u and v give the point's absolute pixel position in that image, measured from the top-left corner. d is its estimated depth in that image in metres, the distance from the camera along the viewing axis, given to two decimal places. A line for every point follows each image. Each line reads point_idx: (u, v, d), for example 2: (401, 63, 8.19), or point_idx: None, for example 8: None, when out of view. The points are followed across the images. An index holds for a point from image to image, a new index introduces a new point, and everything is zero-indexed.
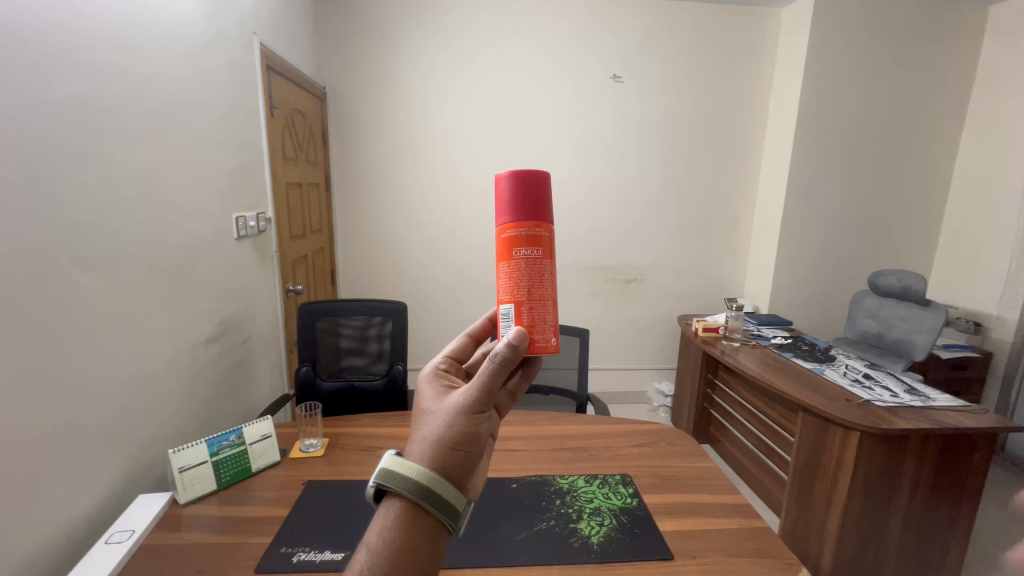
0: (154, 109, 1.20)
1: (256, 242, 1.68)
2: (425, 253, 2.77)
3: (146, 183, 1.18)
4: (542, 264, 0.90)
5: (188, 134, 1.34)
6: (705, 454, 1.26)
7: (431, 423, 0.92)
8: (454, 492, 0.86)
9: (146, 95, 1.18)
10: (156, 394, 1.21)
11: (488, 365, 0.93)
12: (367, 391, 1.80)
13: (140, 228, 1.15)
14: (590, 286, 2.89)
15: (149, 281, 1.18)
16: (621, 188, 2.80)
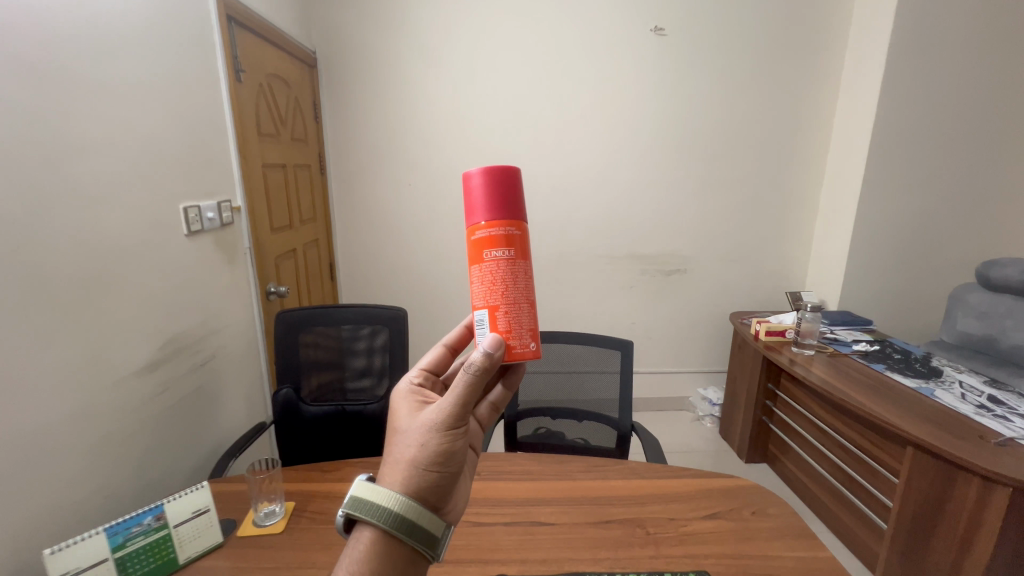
0: (49, 62, 0.87)
1: (219, 238, 1.36)
2: (436, 244, 2.44)
3: (44, 164, 0.86)
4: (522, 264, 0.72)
5: (107, 98, 1.00)
6: (813, 536, 0.89)
7: (401, 443, 0.70)
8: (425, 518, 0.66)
9: (37, 43, 0.85)
10: (67, 449, 0.90)
11: (461, 381, 0.68)
12: (360, 416, 1.49)
13: (24, 228, 0.82)
14: (626, 280, 2.51)
15: (49, 299, 0.86)
16: (662, 164, 2.38)
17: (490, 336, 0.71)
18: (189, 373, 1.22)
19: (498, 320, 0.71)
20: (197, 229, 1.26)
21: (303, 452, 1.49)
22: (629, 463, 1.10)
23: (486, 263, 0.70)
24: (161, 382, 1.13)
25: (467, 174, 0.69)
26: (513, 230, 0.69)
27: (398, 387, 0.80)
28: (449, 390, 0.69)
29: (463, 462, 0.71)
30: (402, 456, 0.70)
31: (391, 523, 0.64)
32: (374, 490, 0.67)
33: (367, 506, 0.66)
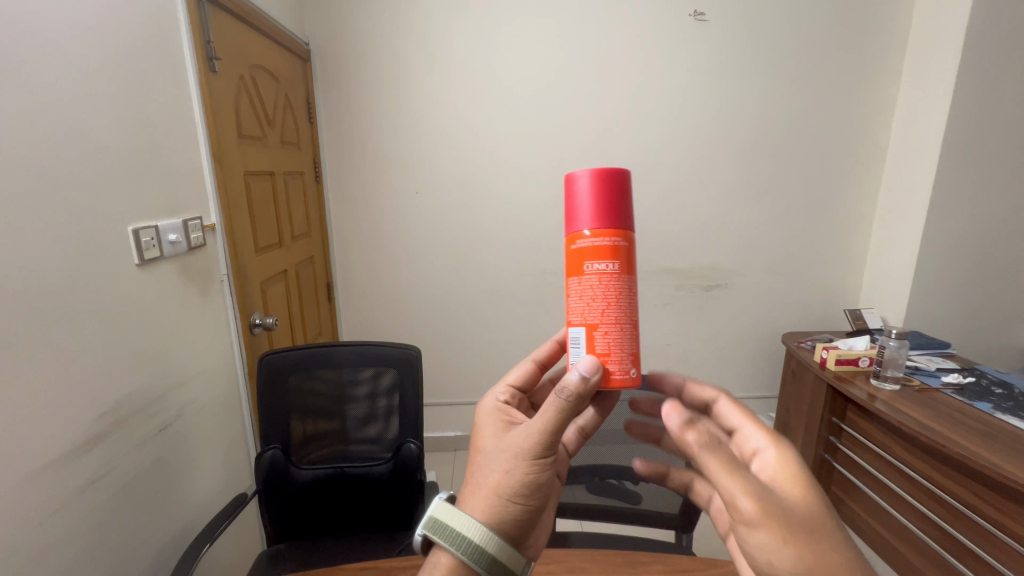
0: None
1: (185, 265, 1.09)
2: (447, 259, 2.16)
3: None
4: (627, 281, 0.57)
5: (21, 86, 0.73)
6: None
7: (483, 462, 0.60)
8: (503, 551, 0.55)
9: None
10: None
11: (557, 398, 0.56)
12: (365, 479, 1.22)
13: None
14: (660, 297, 2.24)
15: None
16: (702, 166, 2.11)
17: (586, 357, 0.56)
18: (142, 443, 0.96)
19: (596, 342, 0.56)
20: (156, 256, 0.99)
21: (297, 524, 1.22)
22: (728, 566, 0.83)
23: (584, 276, 0.54)
24: (102, 463, 0.87)
25: (568, 171, 0.55)
26: (624, 237, 0.54)
27: (484, 398, 0.70)
28: (545, 408, 0.58)
29: (548, 495, 0.58)
30: (485, 482, 0.59)
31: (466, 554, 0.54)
32: (450, 512, 0.58)
33: (446, 531, 0.56)
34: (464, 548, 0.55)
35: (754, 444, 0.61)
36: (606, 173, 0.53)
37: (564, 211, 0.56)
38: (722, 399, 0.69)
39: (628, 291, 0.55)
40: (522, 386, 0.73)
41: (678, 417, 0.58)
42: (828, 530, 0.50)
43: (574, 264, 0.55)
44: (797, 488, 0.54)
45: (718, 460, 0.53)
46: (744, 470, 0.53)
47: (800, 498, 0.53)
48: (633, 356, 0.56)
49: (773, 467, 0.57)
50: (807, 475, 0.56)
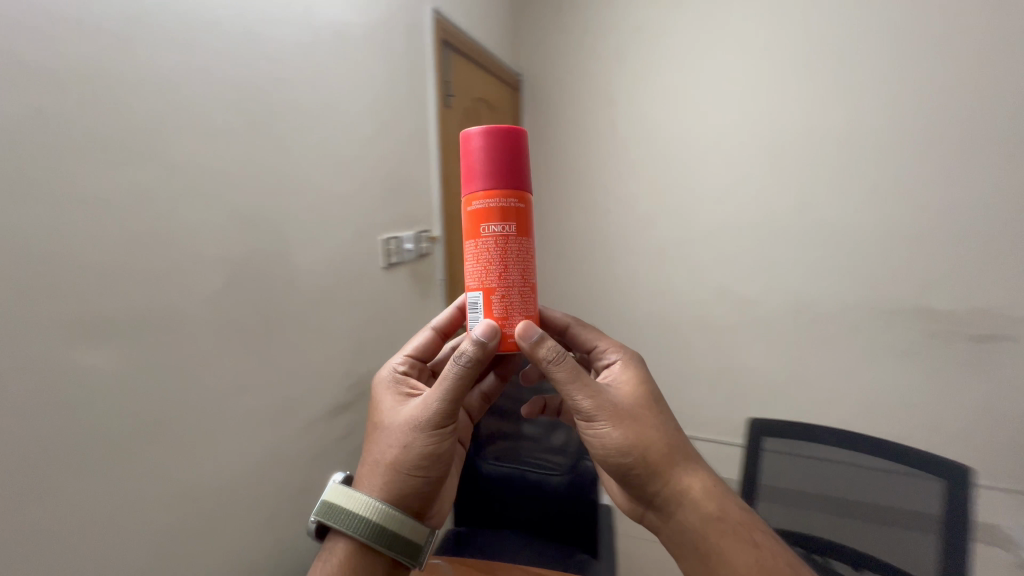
0: (294, 108, 0.93)
1: (416, 269, 1.32)
2: (634, 279, 2.14)
3: (271, 201, 0.89)
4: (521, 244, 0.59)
5: (311, 141, 0.98)
6: None
7: (386, 443, 0.64)
8: (408, 529, 0.62)
9: (284, 91, 0.91)
10: (244, 494, 0.88)
11: (454, 366, 0.59)
12: (542, 487, 1.25)
13: (221, 277, 0.81)
14: (905, 342, 1.72)
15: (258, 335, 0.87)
16: (995, 177, 1.53)
17: (483, 321, 0.59)
18: None
19: (494, 305, 0.59)
20: (397, 262, 1.23)
21: (478, 514, 1.32)
22: None
23: (481, 238, 0.58)
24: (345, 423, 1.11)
25: (465, 131, 0.59)
26: (516, 199, 0.58)
27: (381, 370, 0.74)
28: (438, 381, 0.62)
29: (448, 465, 0.64)
30: (381, 459, 0.64)
31: (366, 536, 0.60)
32: (350, 496, 0.63)
33: (340, 514, 0.62)
34: (362, 528, 0.61)
35: (608, 358, 0.71)
36: (495, 131, 0.56)
37: (464, 171, 0.59)
38: (573, 323, 0.76)
39: (525, 252, 0.59)
40: (421, 355, 0.78)
41: (525, 333, 0.59)
42: (653, 413, 0.63)
43: (474, 227, 0.59)
44: (630, 387, 0.65)
45: (569, 373, 0.60)
46: (589, 379, 0.62)
47: (632, 393, 0.64)
48: (528, 317, 0.60)
49: (618, 371, 0.67)
50: (645, 378, 0.66)
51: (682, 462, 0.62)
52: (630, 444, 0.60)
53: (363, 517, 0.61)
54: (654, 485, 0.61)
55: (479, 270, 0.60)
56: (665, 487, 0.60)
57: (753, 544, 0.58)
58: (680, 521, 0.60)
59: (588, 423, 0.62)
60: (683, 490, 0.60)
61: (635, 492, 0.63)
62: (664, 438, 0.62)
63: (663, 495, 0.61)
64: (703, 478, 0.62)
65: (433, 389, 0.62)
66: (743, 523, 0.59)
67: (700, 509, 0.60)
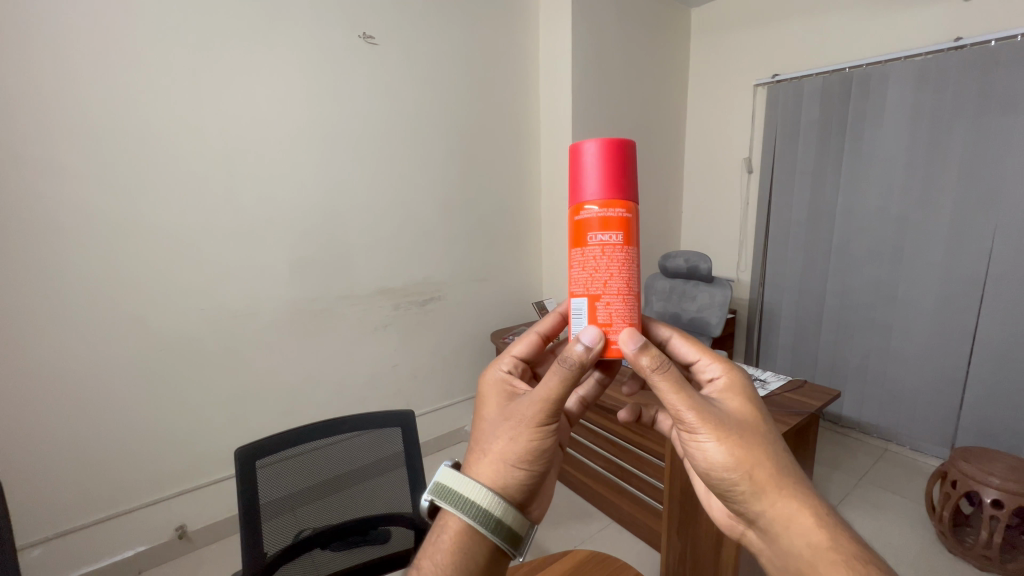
0: None
1: None
2: (62, 324, 1.47)
3: None
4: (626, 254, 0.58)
5: None
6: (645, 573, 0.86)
7: (497, 432, 0.63)
8: (508, 522, 0.58)
9: None
10: None
11: (563, 366, 0.58)
12: None
13: None
14: (379, 318, 2.15)
15: None
16: (402, 188, 2.12)
17: (589, 328, 0.59)
18: None
19: (598, 312, 0.59)
20: None
21: None
22: None
23: (588, 247, 0.57)
24: None
25: (577, 140, 0.57)
26: (627, 209, 0.57)
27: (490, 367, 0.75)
28: (547, 376, 0.61)
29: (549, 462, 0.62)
30: (489, 449, 0.62)
31: (476, 523, 0.57)
32: (459, 481, 0.60)
33: (451, 495, 0.59)
34: (475, 512, 0.58)
35: (710, 374, 0.68)
36: (612, 142, 0.55)
37: (571, 181, 0.58)
38: (678, 333, 0.73)
39: (630, 262, 0.58)
40: (523, 355, 0.79)
41: (631, 340, 0.58)
42: (761, 436, 0.59)
43: (579, 236, 0.58)
44: (741, 403, 0.63)
45: (671, 381, 0.59)
46: (694, 390, 0.60)
47: (741, 409, 0.62)
48: (632, 326, 0.59)
49: (725, 387, 0.65)
50: (751, 394, 0.64)
51: (792, 483, 0.56)
52: (735, 460, 0.57)
53: (475, 505, 0.58)
54: (759, 502, 0.57)
55: (585, 277, 0.59)
56: (770, 509, 0.56)
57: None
58: (787, 548, 0.55)
59: (691, 432, 0.60)
60: (788, 516, 0.55)
61: (737, 508, 0.59)
62: (769, 460, 0.57)
63: (768, 518, 0.56)
64: (806, 501, 0.55)
65: (543, 384, 0.61)
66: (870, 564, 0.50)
67: (806, 538, 0.53)
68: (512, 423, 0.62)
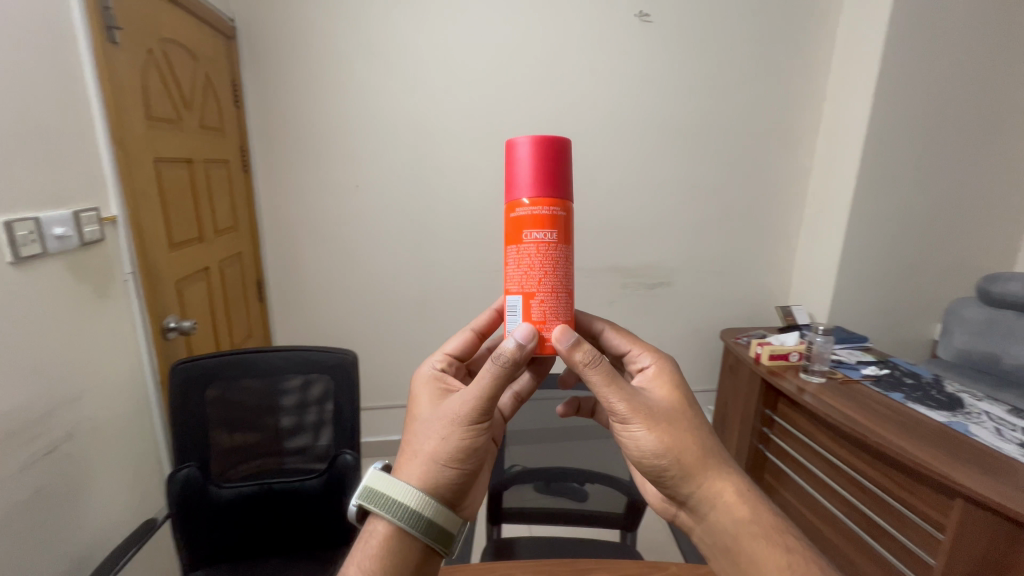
0: None
1: (72, 262, 0.96)
2: (387, 259, 2.01)
3: None
4: (558, 252, 0.59)
5: None
6: None
7: (426, 434, 0.63)
8: (438, 522, 0.60)
9: None
10: None
11: (493, 366, 0.59)
12: (298, 493, 1.15)
13: None
14: (609, 293, 2.23)
15: None
16: (652, 169, 2.11)
17: (521, 326, 0.61)
18: (17, 474, 0.82)
19: (532, 310, 0.60)
20: (36, 253, 0.86)
21: (217, 549, 1.12)
22: (669, 567, 0.84)
23: (523, 244, 0.59)
24: None
25: (510, 138, 0.58)
26: (559, 208, 0.58)
27: (421, 367, 0.74)
28: (475, 378, 0.62)
29: (483, 458, 0.63)
30: (421, 449, 0.63)
31: (406, 523, 0.59)
32: (389, 483, 0.61)
33: (381, 499, 0.61)
34: (405, 512, 0.60)
35: (640, 362, 0.73)
36: (542, 142, 0.57)
37: (505, 180, 0.59)
38: (608, 326, 0.77)
39: (562, 260, 0.60)
40: (460, 354, 0.80)
41: (563, 337, 0.61)
42: (685, 422, 0.64)
43: (514, 234, 0.59)
44: (669, 391, 0.67)
45: (603, 376, 0.62)
46: (622, 383, 0.63)
47: (668, 397, 0.66)
48: (567, 322, 0.61)
49: (658, 376, 0.69)
50: (677, 380, 0.69)
51: (714, 467, 0.62)
52: (664, 450, 0.62)
53: (407, 506, 0.60)
54: (686, 485, 0.62)
55: (520, 275, 0.60)
56: (696, 489, 0.62)
57: (783, 550, 0.58)
58: (714, 524, 0.61)
59: (623, 425, 0.64)
60: (714, 495, 0.61)
61: (667, 491, 0.65)
62: (691, 447, 0.63)
63: (695, 497, 0.62)
64: (733, 482, 0.62)
65: (472, 385, 0.62)
66: (769, 528, 0.60)
67: (730, 514, 0.60)
68: (444, 425, 0.62)
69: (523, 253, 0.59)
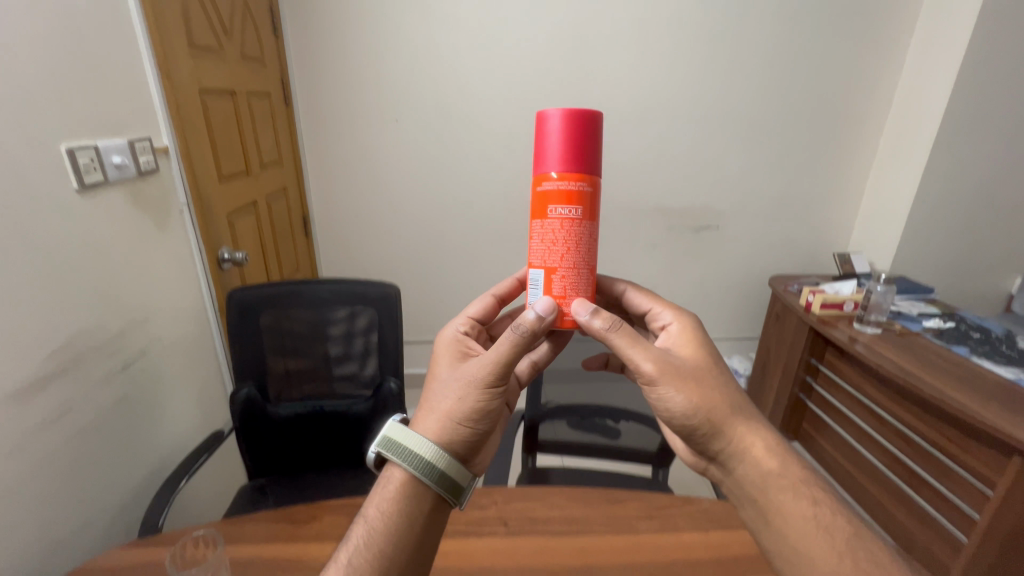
0: None
1: (132, 190, 1.00)
2: (427, 196, 2.00)
3: None
4: (584, 229, 0.58)
5: None
6: None
7: (444, 392, 0.62)
8: (450, 475, 0.59)
9: None
10: None
11: (512, 334, 0.59)
12: (346, 416, 1.23)
13: None
14: (653, 235, 2.15)
15: None
16: (709, 100, 1.95)
17: (543, 297, 0.60)
18: (102, 382, 0.91)
19: (553, 285, 0.60)
20: (99, 181, 0.90)
21: (276, 461, 1.23)
22: (703, 503, 0.85)
23: (547, 220, 0.58)
24: (60, 398, 0.82)
25: (542, 110, 0.56)
26: (587, 184, 0.57)
27: (444, 329, 0.73)
28: (497, 342, 0.60)
29: (497, 422, 0.62)
30: (437, 405, 0.62)
31: (420, 473, 0.58)
32: (405, 433, 0.60)
33: (398, 449, 0.59)
34: (419, 462, 0.59)
35: (663, 321, 0.72)
36: (575, 115, 0.55)
37: (534, 153, 0.58)
38: (631, 288, 0.76)
39: (587, 236, 0.59)
40: (482, 317, 0.78)
41: (581, 310, 0.60)
42: (713, 378, 0.63)
43: (540, 208, 0.58)
44: (693, 350, 0.66)
45: (627, 337, 0.61)
46: (646, 343, 0.62)
47: (694, 355, 0.65)
48: (586, 296, 0.61)
49: (682, 334, 0.68)
50: (703, 338, 0.68)
51: (743, 422, 0.61)
52: (695, 407, 0.61)
53: (421, 455, 0.59)
54: (716, 442, 0.61)
55: (543, 249, 0.60)
56: (726, 445, 0.61)
57: (816, 501, 0.58)
58: (743, 479, 0.60)
59: (649, 385, 0.62)
60: (746, 450, 0.60)
61: (696, 448, 0.64)
62: (720, 402, 0.62)
63: (725, 453, 0.61)
64: (763, 436, 0.61)
65: (492, 349, 0.61)
66: (799, 478, 0.60)
67: (762, 468, 0.59)
68: (463, 384, 0.61)
69: (547, 228, 0.59)
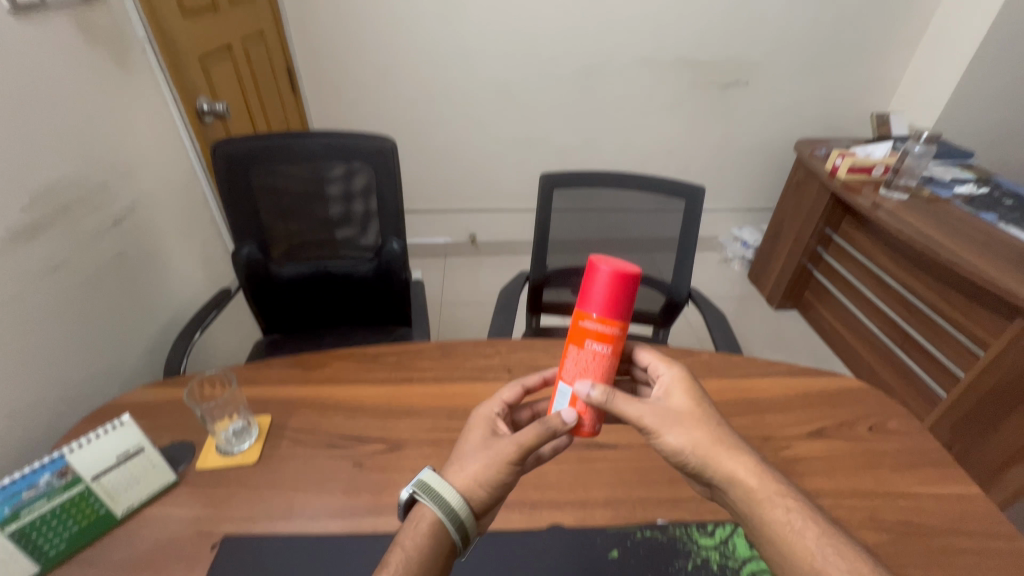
0: None
1: (79, 20, 0.87)
2: (423, 43, 1.79)
3: None
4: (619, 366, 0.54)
5: None
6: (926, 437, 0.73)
7: (478, 453, 0.54)
8: (464, 534, 0.50)
9: None
10: None
11: (548, 425, 0.54)
12: (351, 277, 1.23)
13: None
14: (672, 94, 1.95)
15: None
16: None
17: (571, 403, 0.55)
18: (95, 236, 0.89)
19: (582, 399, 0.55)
20: (35, 3, 0.77)
21: (288, 319, 1.27)
22: (702, 355, 0.86)
23: (586, 354, 0.53)
24: (53, 249, 0.80)
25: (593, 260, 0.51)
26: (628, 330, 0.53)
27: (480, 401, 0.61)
28: (543, 421, 0.55)
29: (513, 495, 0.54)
30: (463, 466, 0.53)
31: (450, 521, 0.49)
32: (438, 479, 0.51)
33: (430, 491, 0.50)
34: (450, 512, 0.49)
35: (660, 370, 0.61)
36: (629, 271, 0.50)
37: (579, 292, 0.52)
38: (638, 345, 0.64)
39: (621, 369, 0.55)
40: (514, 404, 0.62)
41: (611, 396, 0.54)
42: (712, 427, 0.54)
43: (580, 345, 0.53)
44: (678, 395, 0.56)
45: (604, 391, 0.54)
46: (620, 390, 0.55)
47: (693, 408, 0.55)
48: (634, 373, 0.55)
49: (682, 386, 0.58)
50: (690, 383, 0.58)
51: (723, 450, 0.52)
52: (675, 446, 0.53)
53: (450, 505, 0.50)
54: (703, 477, 0.53)
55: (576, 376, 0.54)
56: (712, 478, 0.52)
57: (813, 519, 0.49)
58: (736, 512, 0.52)
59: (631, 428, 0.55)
60: (750, 488, 0.50)
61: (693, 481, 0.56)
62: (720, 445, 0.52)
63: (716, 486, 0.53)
64: (748, 463, 0.52)
65: (535, 428, 0.54)
66: (803, 505, 0.50)
67: (753, 499, 0.50)
68: (496, 451, 0.53)
69: (585, 360, 0.53)
